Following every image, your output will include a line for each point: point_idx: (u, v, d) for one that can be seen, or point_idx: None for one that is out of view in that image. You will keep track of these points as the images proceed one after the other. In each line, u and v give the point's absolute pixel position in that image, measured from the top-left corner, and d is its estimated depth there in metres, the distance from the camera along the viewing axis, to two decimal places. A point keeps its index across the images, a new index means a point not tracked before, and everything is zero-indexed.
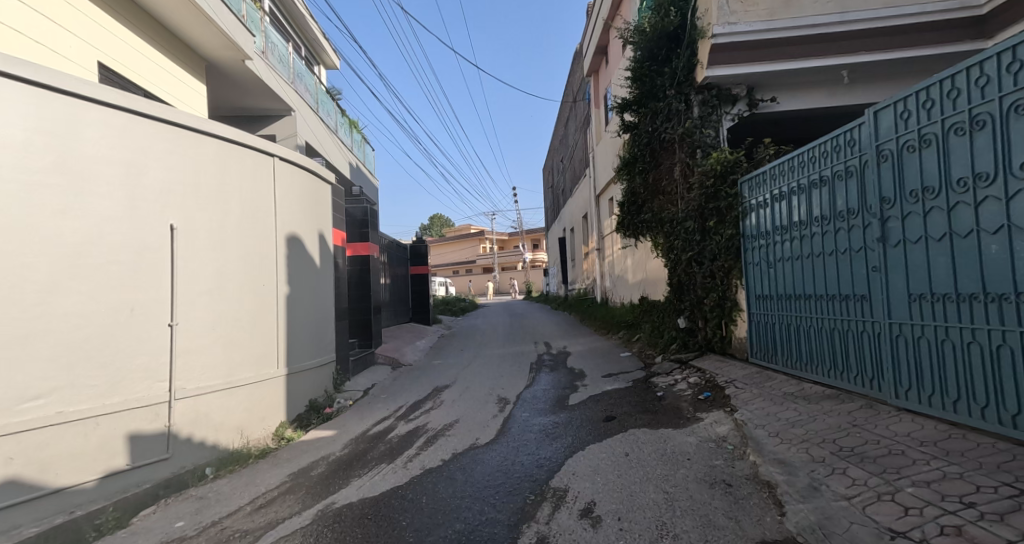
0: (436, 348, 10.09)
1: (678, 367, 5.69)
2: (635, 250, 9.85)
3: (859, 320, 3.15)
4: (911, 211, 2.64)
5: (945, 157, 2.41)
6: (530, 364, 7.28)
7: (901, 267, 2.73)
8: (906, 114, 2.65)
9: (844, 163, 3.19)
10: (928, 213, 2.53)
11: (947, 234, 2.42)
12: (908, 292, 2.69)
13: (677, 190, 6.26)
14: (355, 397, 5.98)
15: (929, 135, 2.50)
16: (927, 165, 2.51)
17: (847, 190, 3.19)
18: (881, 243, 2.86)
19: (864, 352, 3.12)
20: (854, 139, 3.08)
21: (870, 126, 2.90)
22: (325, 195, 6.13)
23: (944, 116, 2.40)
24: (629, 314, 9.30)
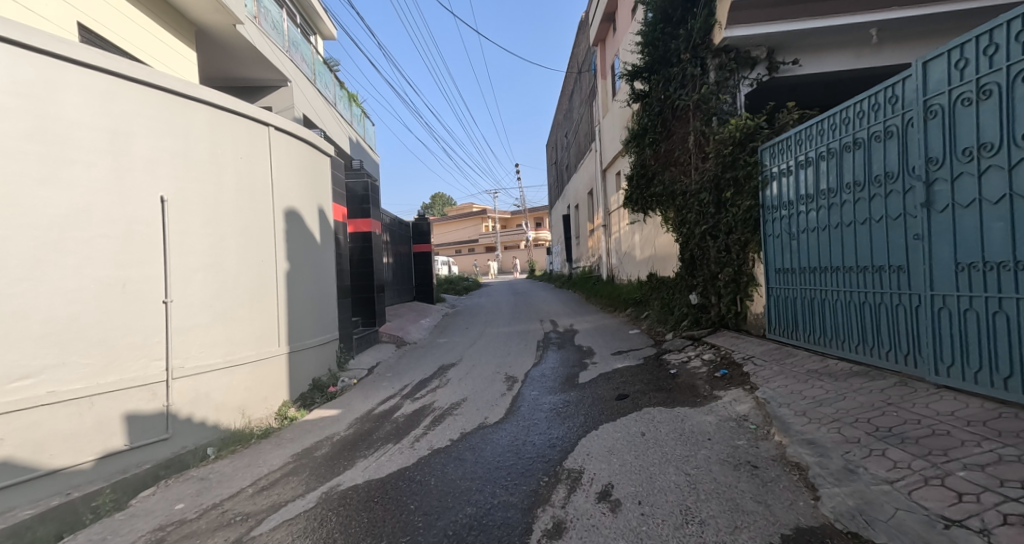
0: (441, 326, 9.97)
1: (690, 344, 5.53)
2: (643, 225, 9.61)
3: (893, 292, 2.97)
4: (963, 172, 2.43)
5: (1010, 109, 2.19)
6: (537, 342, 7.14)
7: (948, 234, 2.53)
8: (963, 64, 2.42)
9: (884, 122, 2.96)
10: (984, 173, 2.32)
11: (1005, 196, 2.22)
12: (954, 261, 2.50)
13: (690, 161, 5.99)
14: (359, 376, 5.86)
15: (990, 86, 2.28)
16: (987, 120, 2.30)
17: (885, 151, 2.97)
18: (924, 208, 2.66)
19: (900, 328, 2.92)
20: (898, 95, 2.85)
21: (919, 80, 2.67)
22: (324, 168, 5.90)
23: (1012, 63, 2.18)
24: (637, 291, 9.12)
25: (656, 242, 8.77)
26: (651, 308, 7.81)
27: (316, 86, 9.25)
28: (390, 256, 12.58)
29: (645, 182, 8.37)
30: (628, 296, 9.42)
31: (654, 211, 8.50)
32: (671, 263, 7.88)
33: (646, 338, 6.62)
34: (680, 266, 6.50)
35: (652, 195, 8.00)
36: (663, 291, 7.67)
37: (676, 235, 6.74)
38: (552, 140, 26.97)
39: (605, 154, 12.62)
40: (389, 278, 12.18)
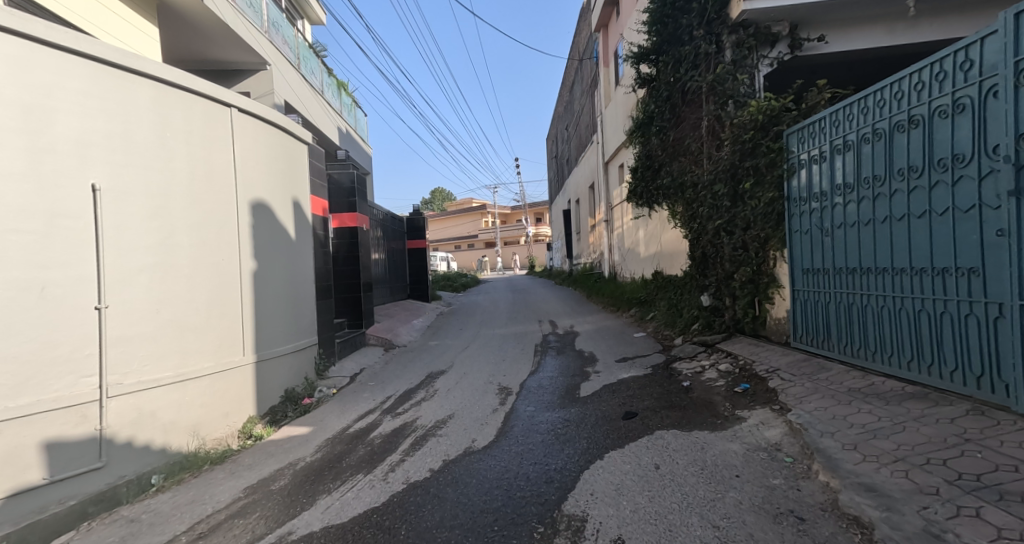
0: (434, 327, 9.46)
1: (703, 351, 5.02)
2: (649, 220, 9.08)
3: (879, 294, 3.07)
4: (940, 179, 2.57)
5: (982, 122, 2.32)
6: (535, 346, 6.65)
7: (926, 239, 2.67)
8: (939, 75, 2.55)
9: (873, 126, 3.06)
10: (958, 181, 2.46)
11: (976, 205, 2.36)
12: (931, 264, 2.63)
13: (704, 149, 5.46)
14: (339, 385, 5.36)
15: (962, 99, 2.42)
16: (961, 131, 2.43)
17: (873, 155, 3.07)
18: (906, 214, 2.80)
19: (978, 344, 2.39)
20: (885, 99, 2.95)
21: (901, 88, 2.81)
22: (300, 157, 5.37)
23: (983, 76, 2.31)
24: (643, 291, 8.59)
25: (663, 238, 8.24)
26: (657, 309, 7.30)
27: (300, 72, 8.70)
28: (382, 252, 12.06)
29: (653, 174, 7.82)
30: (632, 296, 8.89)
31: (661, 205, 7.96)
32: (680, 261, 7.35)
33: (652, 343, 6.12)
34: (691, 265, 5.98)
35: (659, 188, 7.45)
36: (671, 291, 7.16)
37: (686, 231, 6.21)
38: (553, 134, 26.36)
39: (608, 146, 12.07)
40: (381, 276, 11.66)
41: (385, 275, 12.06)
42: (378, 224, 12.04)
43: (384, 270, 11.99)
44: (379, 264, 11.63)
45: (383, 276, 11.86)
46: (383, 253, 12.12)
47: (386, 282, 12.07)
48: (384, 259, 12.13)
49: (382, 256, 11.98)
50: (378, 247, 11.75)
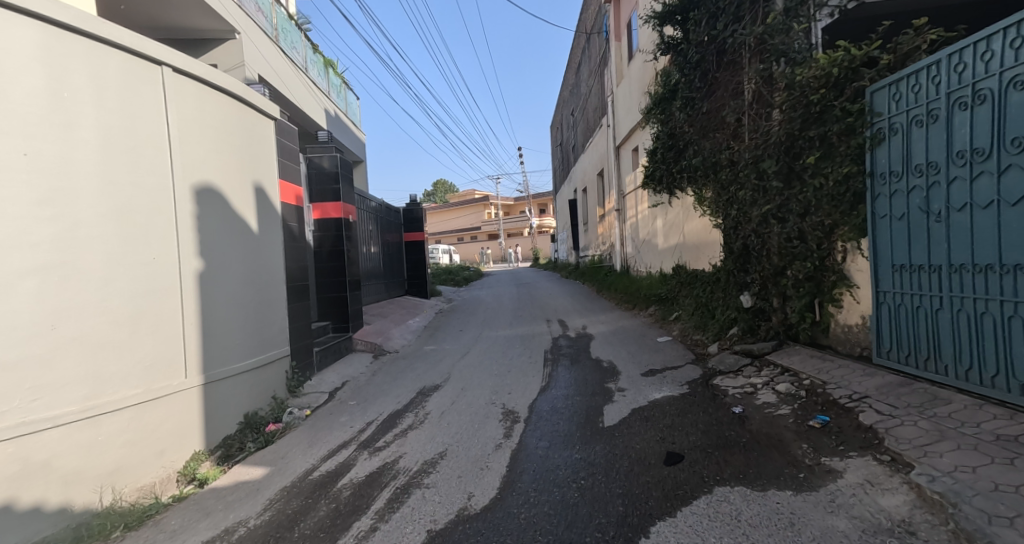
0: (432, 328, 8.64)
1: (750, 364, 4.17)
2: (669, 208, 8.20)
3: (892, 292, 3.09)
4: (957, 175, 2.60)
5: (1000, 117, 2.35)
6: (544, 353, 5.81)
7: (943, 236, 2.70)
8: (959, 68, 2.59)
9: (889, 120, 3.06)
10: (976, 177, 2.50)
11: (994, 201, 2.41)
12: (948, 261, 2.68)
13: (751, 119, 4.56)
14: (314, 405, 4.54)
15: (983, 91, 2.45)
16: (980, 125, 2.47)
17: (889, 150, 3.07)
18: (923, 209, 2.82)
19: (1000, 344, 2.41)
20: (900, 93, 2.97)
21: (917, 83, 2.85)
22: (265, 133, 4.51)
23: (1003, 69, 2.34)
24: (664, 288, 7.72)
25: (687, 228, 7.37)
26: (685, 310, 6.44)
27: (280, 46, 7.81)
28: (376, 247, 11.23)
29: (678, 154, 6.92)
30: (653, 292, 8.02)
31: (687, 189, 7.05)
32: (710, 254, 6.49)
33: (682, 350, 5.27)
34: (729, 258, 5.11)
35: (687, 170, 6.54)
36: (701, 289, 6.30)
37: (722, 220, 5.33)
38: (557, 121, 25.38)
39: (619, 128, 11.17)
40: (375, 272, 10.84)
41: (380, 271, 11.25)
42: (371, 216, 11.20)
43: (378, 265, 11.17)
44: (372, 259, 10.80)
45: (377, 272, 11.05)
46: (377, 248, 11.29)
47: (381, 279, 11.26)
48: (378, 253, 11.31)
49: (376, 251, 11.16)
50: (371, 241, 10.91)
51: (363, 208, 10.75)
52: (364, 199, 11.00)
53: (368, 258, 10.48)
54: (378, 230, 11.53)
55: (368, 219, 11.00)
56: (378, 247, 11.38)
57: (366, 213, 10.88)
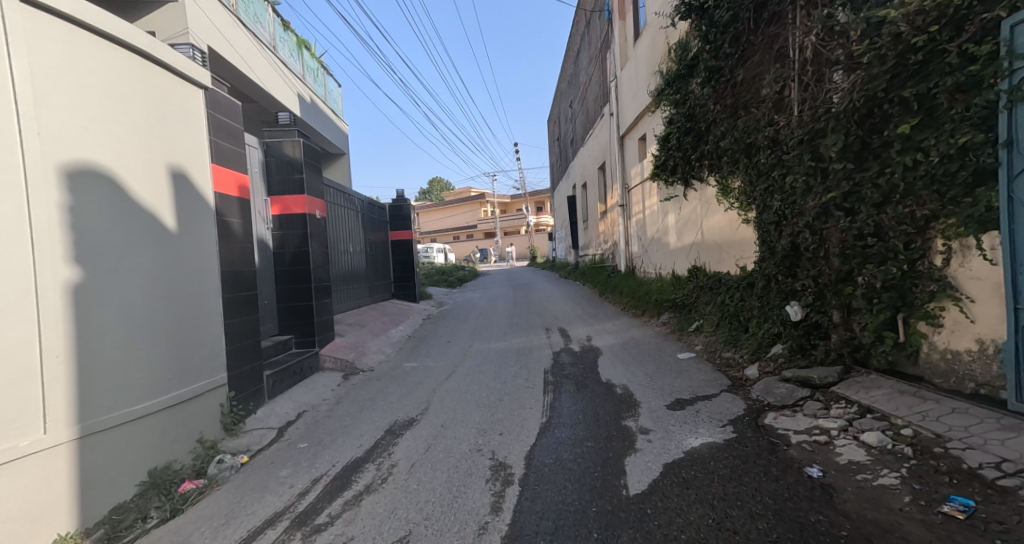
0: (418, 338, 7.72)
1: (810, 397, 3.24)
2: (684, 202, 7.30)
3: None
4: None
5: None
6: (544, 374, 4.91)
7: None
8: None
9: None
10: None
11: None
12: None
13: (806, 85, 3.66)
14: (254, 448, 3.60)
15: None
16: None
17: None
18: None
19: None
20: None
21: None
22: (190, 105, 3.55)
23: None
24: (680, 293, 6.81)
25: (706, 225, 6.47)
26: (709, 321, 5.53)
27: (241, 17, 6.89)
28: (357, 247, 10.29)
29: (701, 138, 5.99)
30: (668, 297, 7.11)
31: (707, 177, 6.14)
32: (737, 254, 5.59)
33: (711, 372, 4.36)
34: (773, 260, 4.20)
35: (712, 156, 5.62)
36: (728, 296, 5.39)
37: (762, 214, 4.41)
38: (555, 115, 24.51)
39: (625, 115, 10.30)
40: (355, 275, 9.92)
41: (361, 273, 10.33)
42: (351, 213, 10.26)
43: (359, 267, 10.24)
44: (352, 260, 9.87)
45: (358, 275, 10.13)
46: (357, 248, 10.37)
47: (363, 282, 10.34)
48: (359, 254, 10.38)
49: (357, 252, 10.23)
50: (351, 241, 9.98)
51: (342, 204, 9.81)
52: (344, 194, 10.05)
53: (347, 260, 9.54)
54: (358, 229, 10.61)
55: (348, 216, 10.05)
56: (359, 247, 10.44)
57: (346, 210, 9.93)
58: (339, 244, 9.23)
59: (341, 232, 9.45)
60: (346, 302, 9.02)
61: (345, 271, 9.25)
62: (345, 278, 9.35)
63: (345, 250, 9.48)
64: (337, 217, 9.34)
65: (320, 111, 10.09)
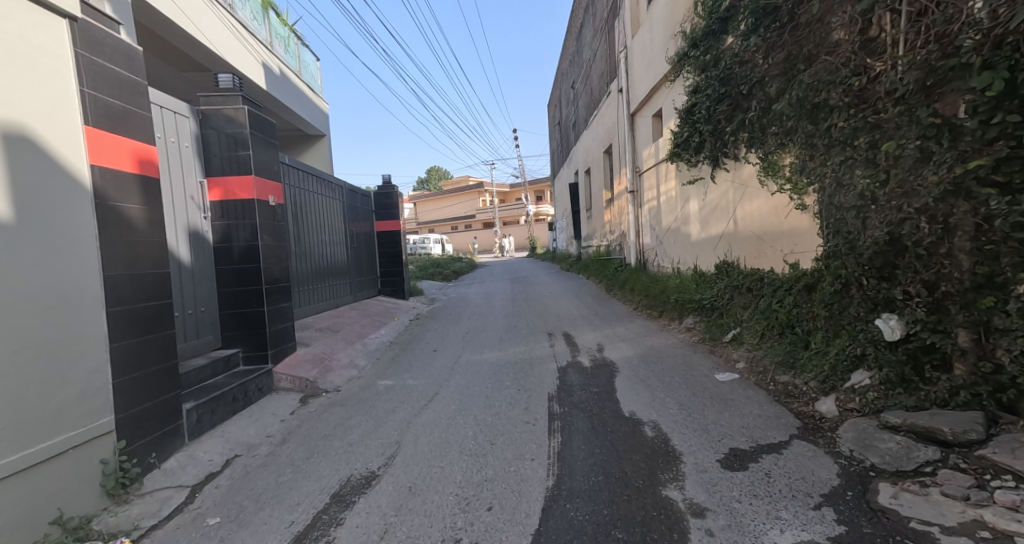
0: (402, 346, 6.73)
1: (938, 462, 2.24)
2: (710, 186, 6.28)
3: None
4: None
5: None
6: (548, 402, 3.91)
7: None
8: None
9: None
10: None
11: None
12: None
13: (922, 13, 2.63)
14: (146, 524, 2.58)
15: None
16: None
17: None
18: None
19: None
20: None
21: None
22: (39, 40, 2.51)
23: None
24: (709, 294, 5.78)
25: (742, 212, 5.43)
26: (755, 333, 4.50)
27: None
28: (331, 239, 9.26)
29: (742, 105, 4.92)
30: (696, 298, 6.08)
31: (747, 153, 5.08)
32: (785, 248, 4.60)
33: (767, 405, 3.36)
34: (853, 256, 3.17)
35: (758, 125, 4.56)
36: (778, 301, 4.37)
37: (837, 196, 3.38)
38: (556, 99, 23.35)
39: (638, 90, 9.24)
40: (328, 271, 8.91)
41: (336, 269, 9.31)
42: (324, 201, 9.22)
43: (334, 262, 9.23)
44: (325, 253, 8.85)
45: (333, 272, 9.11)
46: (332, 240, 9.35)
47: (338, 280, 9.33)
48: (333, 247, 9.35)
49: (329, 244, 9.21)
50: (323, 232, 8.95)
51: (312, 190, 8.76)
52: (315, 179, 9.00)
53: (316, 253, 8.51)
54: (334, 219, 9.58)
55: (319, 205, 9.00)
56: (334, 239, 9.42)
57: (316, 197, 8.89)
58: (305, 236, 8.20)
59: (308, 222, 8.41)
60: (313, 301, 8.01)
61: (313, 266, 8.24)
62: (313, 274, 8.35)
63: (313, 243, 8.46)
64: (301, 206, 8.29)
65: (290, 85, 9.01)
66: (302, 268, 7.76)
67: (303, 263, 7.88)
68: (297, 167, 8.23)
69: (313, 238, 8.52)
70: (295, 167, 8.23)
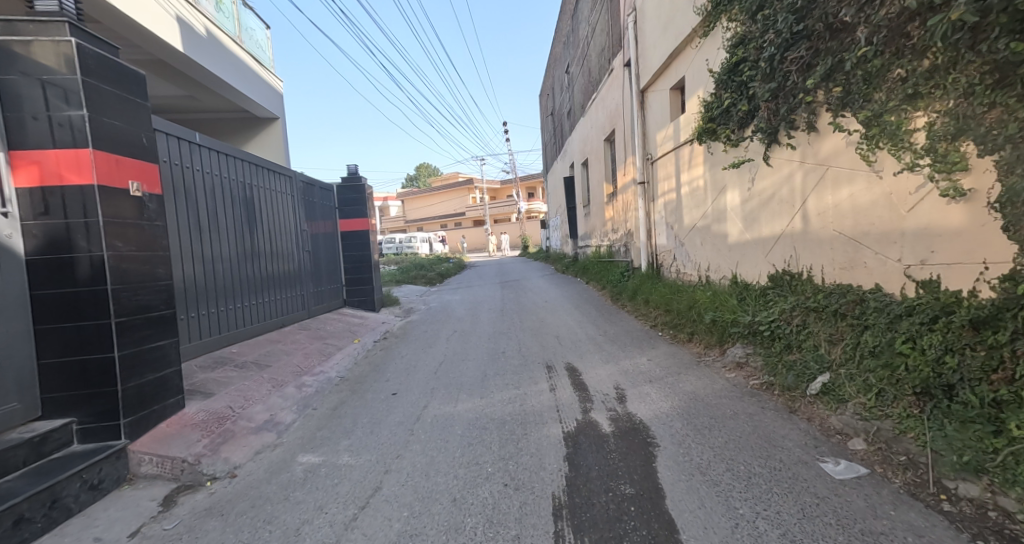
0: (353, 386, 5.11)
1: None
2: (760, 170, 4.77)
3: None
4: None
5: None
6: (554, 526, 2.32)
7: None
8: None
9: None
10: None
11: None
12: None
13: None
14: None
15: None
16: None
17: None
18: None
19: None
20: None
21: None
22: None
23: None
24: (769, 317, 4.26)
25: (819, 204, 3.92)
26: (863, 386, 2.97)
27: None
28: (271, 242, 7.46)
29: (831, 44, 3.38)
30: (752, 322, 4.54)
31: (836, 117, 3.52)
32: (904, 256, 3.09)
33: None
34: None
35: (870, 69, 3.05)
36: (903, 339, 2.83)
37: None
38: (549, 87, 21.85)
39: (653, 59, 7.72)
40: (261, 282, 7.06)
41: (277, 280, 7.51)
42: (267, 195, 7.47)
43: (273, 272, 7.41)
44: (257, 261, 7.01)
45: (271, 283, 7.31)
46: (274, 243, 7.55)
47: (280, 293, 7.54)
48: (274, 251, 7.53)
49: (269, 249, 7.40)
50: (258, 233, 7.13)
51: (248, 182, 7.01)
52: (255, 166, 7.24)
53: (243, 261, 6.67)
54: (280, 217, 7.81)
55: (259, 199, 7.24)
56: (277, 242, 7.63)
57: (253, 190, 7.12)
58: (226, 238, 6.33)
59: (236, 222, 6.59)
60: (236, 325, 6.30)
61: (233, 278, 6.38)
62: (247, 288, 6.67)
63: (239, 247, 6.61)
64: (227, 200, 6.45)
65: (208, 41, 7.31)
66: (210, 281, 5.86)
67: (216, 274, 6.00)
68: (231, 153, 6.56)
69: (241, 241, 6.68)
70: (222, 151, 6.42)
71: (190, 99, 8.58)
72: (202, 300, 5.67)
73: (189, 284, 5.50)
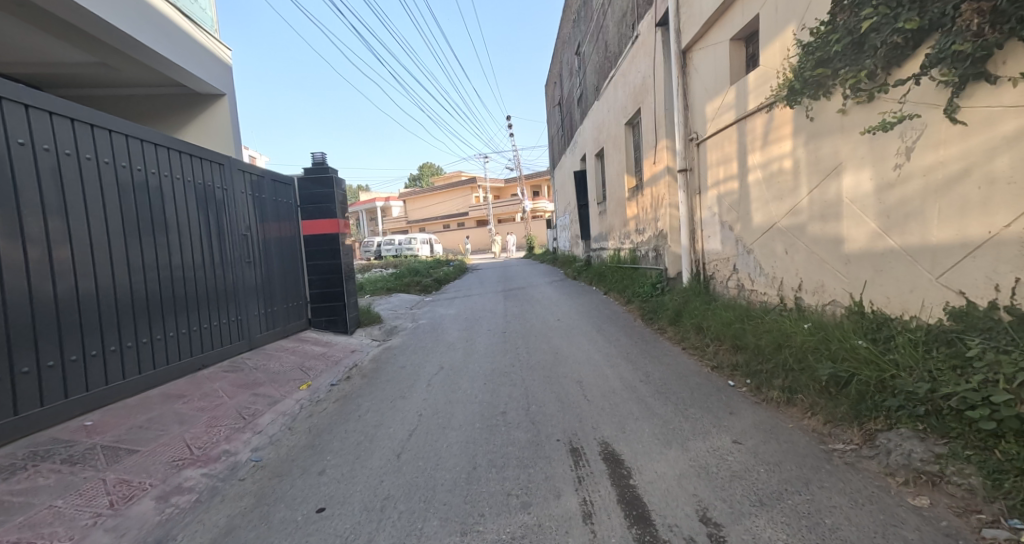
0: (265, 487, 3.22)
1: None
2: (930, 135, 2.88)
3: None
4: None
5: None
6: None
7: None
8: None
9: None
10: None
11: None
12: None
13: None
14: None
15: None
16: None
17: None
18: None
19: None
20: None
21: None
22: None
23: None
24: (983, 392, 2.38)
25: None
26: None
27: None
28: (193, 253, 5.31)
29: None
30: (938, 395, 2.61)
31: None
32: None
33: None
34: None
35: None
36: None
37: None
38: (558, 75, 20.06)
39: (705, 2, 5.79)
40: (175, 310, 4.92)
41: (202, 304, 5.39)
42: (189, 188, 5.37)
43: (195, 294, 5.28)
44: (168, 281, 4.87)
45: (192, 310, 5.19)
46: (198, 253, 5.40)
47: (206, 323, 5.41)
48: (199, 265, 5.39)
49: (190, 262, 5.25)
50: (172, 242, 4.97)
51: (158, 172, 4.91)
52: (168, 150, 5.13)
53: (143, 283, 4.52)
54: (208, 218, 5.69)
55: (174, 194, 5.11)
56: (203, 253, 5.49)
57: (165, 183, 5.00)
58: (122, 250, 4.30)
59: (136, 227, 4.48)
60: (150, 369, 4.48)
61: (131, 307, 4.32)
62: (172, 315, 4.86)
63: (138, 264, 4.44)
64: (114, 195, 4.28)
65: None
66: (82, 314, 3.81)
67: (86, 306, 3.86)
68: (140, 129, 4.74)
69: (146, 256, 4.57)
70: (107, 125, 4.28)
71: (106, 69, 6.89)
72: (58, 345, 3.60)
73: (13, 330, 3.30)
